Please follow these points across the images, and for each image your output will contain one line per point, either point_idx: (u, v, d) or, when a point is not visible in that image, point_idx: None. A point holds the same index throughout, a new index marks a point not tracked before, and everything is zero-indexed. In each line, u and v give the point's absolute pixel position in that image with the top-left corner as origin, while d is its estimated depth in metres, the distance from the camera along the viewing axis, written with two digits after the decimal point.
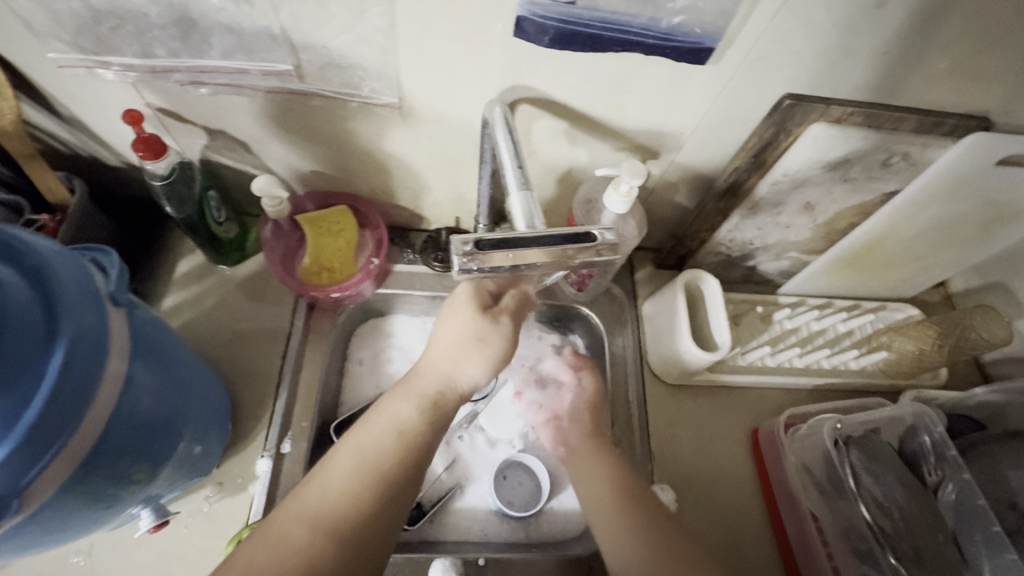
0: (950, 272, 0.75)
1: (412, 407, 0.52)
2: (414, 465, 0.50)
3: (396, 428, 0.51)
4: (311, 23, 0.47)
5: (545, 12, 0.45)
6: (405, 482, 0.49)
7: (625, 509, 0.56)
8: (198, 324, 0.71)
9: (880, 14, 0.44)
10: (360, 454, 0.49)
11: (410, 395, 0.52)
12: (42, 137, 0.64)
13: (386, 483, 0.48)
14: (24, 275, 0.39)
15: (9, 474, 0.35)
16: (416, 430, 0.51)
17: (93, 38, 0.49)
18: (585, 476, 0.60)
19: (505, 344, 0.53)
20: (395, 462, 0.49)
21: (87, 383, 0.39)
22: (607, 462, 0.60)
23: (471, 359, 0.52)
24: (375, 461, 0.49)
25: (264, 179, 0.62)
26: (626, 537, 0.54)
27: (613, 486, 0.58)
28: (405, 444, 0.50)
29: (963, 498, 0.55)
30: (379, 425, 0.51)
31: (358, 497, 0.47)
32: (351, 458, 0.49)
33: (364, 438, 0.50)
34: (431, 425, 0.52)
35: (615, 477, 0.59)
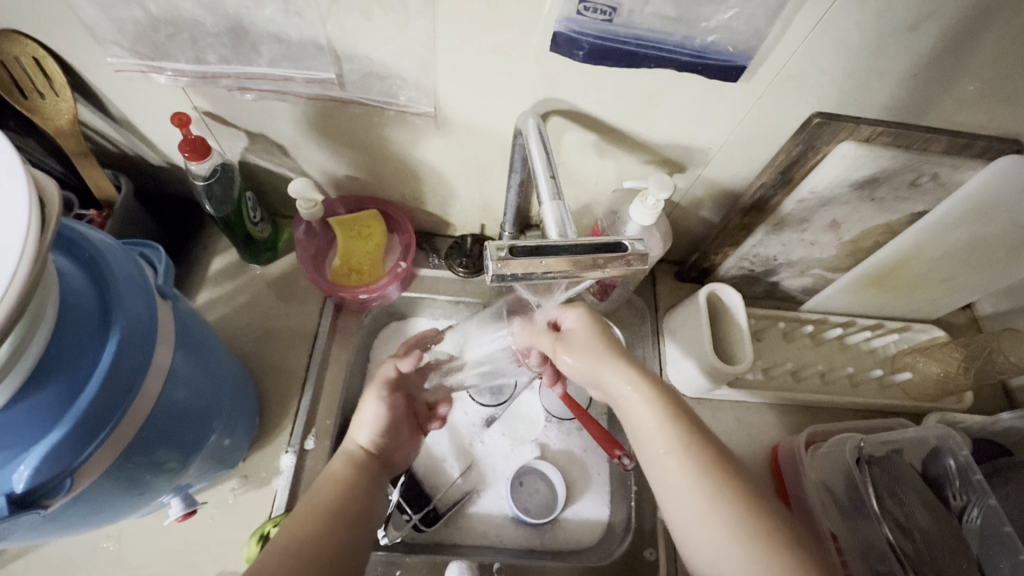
0: (978, 295, 0.74)
1: (338, 462, 0.54)
2: (359, 500, 0.51)
3: (334, 480, 0.52)
4: (356, 34, 0.49)
5: (581, 28, 0.46)
6: (351, 512, 0.50)
7: (678, 444, 0.46)
8: (230, 320, 0.73)
9: (913, 36, 0.44)
10: (309, 505, 0.49)
11: (339, 455, 0.55)
12: (94, 137, 0.67)
13: (338, 516, 0.49)
14: (81, 265, 0.41)
15: (65, 456, 0.38)
16: (347, 476, 0.53)
17: (150, 44, 0.52)
18: (631, 417, 0.49)
19: (381, 404, 0.58)
20: (338, 502, 0.50)
21: (135, 372, 0.41)
22: (645, 390, 0.48)
23: (359, 419, 0.58)
24: (323, 502, 0.49)
25: (300, 181, 0.65)
26: (688, 475, 0.45)
27: (663, 422, 0.47)
28: (344, 484, 0.52)
29: (989, 523, 0.54)
30: (321, 482, 0.52)
31: (320, 537, 0.46)
32: (302, 511, 0.48)
33: (309, 494, 0.51)
34: (361, 469, 0.54)
35: (664, 410, 0.48)
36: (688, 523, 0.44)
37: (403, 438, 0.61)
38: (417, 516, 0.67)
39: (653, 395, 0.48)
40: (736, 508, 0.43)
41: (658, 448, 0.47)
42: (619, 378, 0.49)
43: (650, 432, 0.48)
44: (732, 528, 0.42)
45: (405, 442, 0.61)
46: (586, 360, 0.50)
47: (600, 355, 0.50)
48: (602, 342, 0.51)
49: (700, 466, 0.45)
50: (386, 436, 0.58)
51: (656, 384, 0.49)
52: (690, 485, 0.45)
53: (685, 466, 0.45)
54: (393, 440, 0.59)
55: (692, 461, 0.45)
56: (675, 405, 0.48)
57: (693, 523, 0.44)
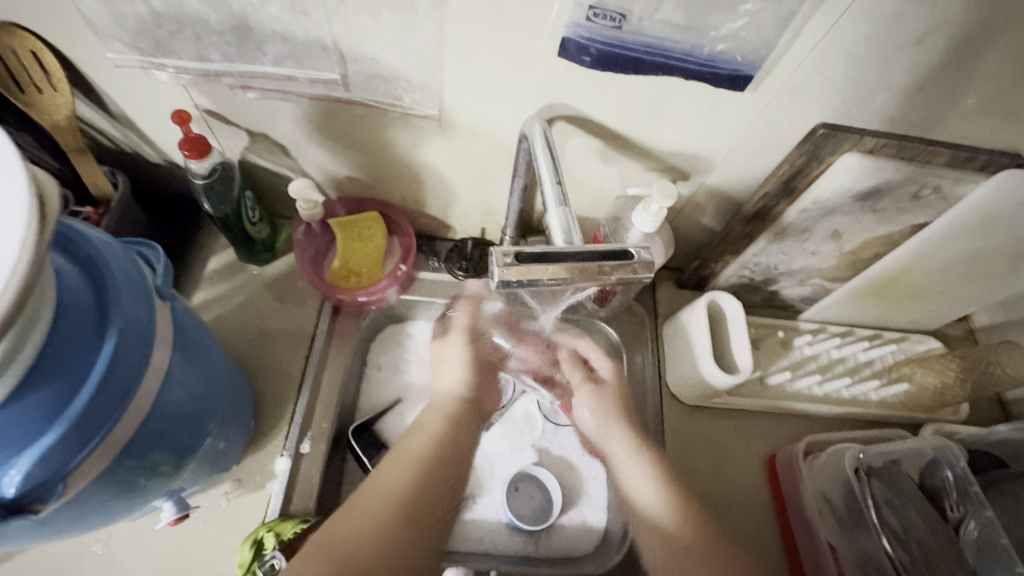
0: (975, 307, 0.75)
1: (435, 414, 0.66)
2: (450, 451, 0.62)
3: (428, 438, 0.62)
4: (362, 35, 0.49)
5: (590, 33, 0.46)
6: (444, 466, 0.60)
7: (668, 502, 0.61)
8: (226, 320, 0.73)
9: (919, 49, 0.45)
10: (402, 453, 0.59)
11: (434, 409, 0.67)
12: (90, 132, 0.66)
13: (428, 466, 0.58)
14: (78, 264, 0.40)
15: (55, 460, 0.37)
16: (440, 431, 0.63)
17: (151, 40, 0.51)
18: (631, 480, 0.64)
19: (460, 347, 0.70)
20: (430, 451, 0.60)
21: (133, 375, 0.40)
22: (650, 470, 0.63)
23: (446, 363, 0.70)
24: (416, 451, 0.60)
25: (301, 181, 0.64)
26: (676, 538, 0.58)
27: (655, 487, 0.62)
28: (438, 438, 0.62)
29: (985, 535, 0.54)
30: (420, 431, 0.63)
31: (413, 488, 0.55)
32: (396, 460, 0.58)
33: (405, 443, 0.61)
34: (455, 424, 0.65)
35: (659, 480, 0.62)
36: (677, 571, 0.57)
37: (489, 383, 0.72)
38: None
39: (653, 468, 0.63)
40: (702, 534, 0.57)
41: (650, 509, 0.61)
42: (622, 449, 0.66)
43: (649, 500, 0.62)
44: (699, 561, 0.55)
45: (491, 387, 0.72)
46: (601, 410, 0.69)
47: (613, 420, 0.68)
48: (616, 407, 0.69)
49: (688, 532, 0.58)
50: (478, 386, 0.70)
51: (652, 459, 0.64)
52: (682, 546, 0.57)
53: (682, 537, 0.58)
54: (482, 386, 0.71)
55: (688, 530, 0.58)
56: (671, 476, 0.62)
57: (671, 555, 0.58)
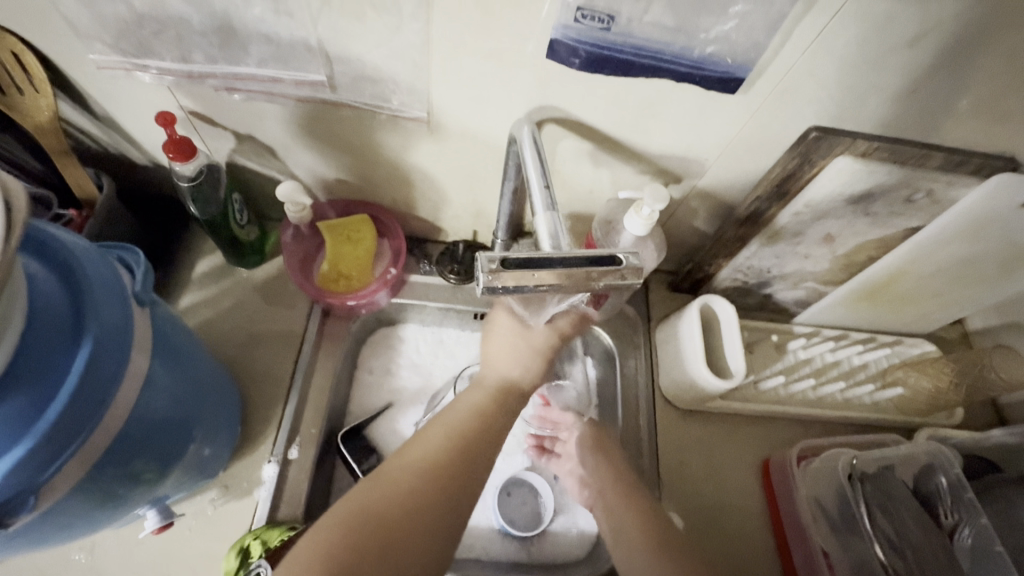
0: (969, 311, 0.74)
1: (483, 394, 0.54)
2: (493, 437, 0.52)
3: (473, 410, 0.53)
4: (347, 36, 0.48)
5: (578, 35, 0.45)
6: (481, 454, 0.50)
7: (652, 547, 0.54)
8: (214, 325, 0.72)
9: (911, 51, 0.44)
10: (445, 424, 0.52)
11: (479, 385, 0.55)
12: (75, 134, 0.65)
13: (467, 445, 0.50)
14: (54, 270, 0.39)
15: (26, 471, 0.36)
16: (487, 408, 0.53)
17: (134, 42, 0.50)
18: (616, 522, 0.58)
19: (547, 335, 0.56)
20: (474, 429, 0.51)
21: (109, 383, 0.39)
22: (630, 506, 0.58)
23: (518, 353, 0.55)
24: (461, 426, 0.51)
25: (289, 184, 0.63)
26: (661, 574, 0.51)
27: (639, 539, 0.55)
28: (483, 415, 0.53)
29: (980, 542, 0.54)
30: (465, 402, 0.54)
31: (448, 467, 0.48)
32: (438, 429, 0.51)
33: (450, 413, 0.53)
34: (501, 403, 0.54)
35: (644, 529, 0.56)
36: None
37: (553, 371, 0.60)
38: None
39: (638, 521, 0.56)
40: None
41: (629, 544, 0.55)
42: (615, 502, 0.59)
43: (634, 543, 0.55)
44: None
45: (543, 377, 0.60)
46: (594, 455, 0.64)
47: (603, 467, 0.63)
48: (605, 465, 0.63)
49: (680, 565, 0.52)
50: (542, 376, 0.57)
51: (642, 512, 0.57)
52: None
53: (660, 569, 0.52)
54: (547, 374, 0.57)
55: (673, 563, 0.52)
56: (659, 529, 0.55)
57: None
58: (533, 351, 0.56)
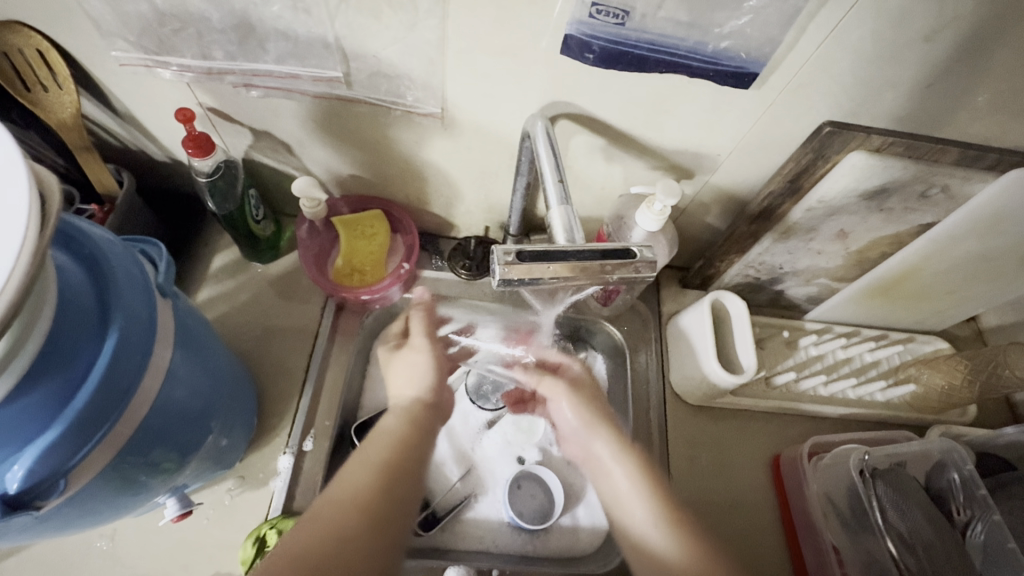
0: (983, 307, 0.74)
1: (394, 415, 0.58)
2: (414, 458, 0.54)
3: (390, 432, 0.56)
4: (364, 33, 0.49)
5: (592, 31, 0.45)
6: (406, 470, 0.52)
7: (649, 497, 0.57)
8: (230, 318, 0.73)
9: (926, 45, 0.44)
10: (364, 457, 0.52)
11: (394, 409, 0.59)
12: (96, 130, 0.67)
13: (389, 468, 0.51)
14: (82, 262, 0.40)
15: (56, 457, 0.37)
16: (404, 429, 0.56)
17: (155, 39, 0.51)
18: (617, 495, 0.58)
19: (423, 351, 0.64)
20: (394, 453, 0.53)
21: (134, 373, 0.40)
22: (630, 472, 0.59)
23: (407, 377, 0.63)
24: (378, 454, 0.53)
25: (304, 179, 0.64)
26: (676, 548, 0.52)
27: (634, 484, 0.58)
28: (400, 441, 0.55)
29: (992, 540, 0.53)
30: (379, 436, 0.55)
31: (373, 490, 0.49)
32: (359, 465, 0.51)
33: (367, 445, 0.54)
34: (417, 420, 0.59)
35: (640, 480, 0.58)
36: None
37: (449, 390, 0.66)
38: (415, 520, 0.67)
39: (635, 469, 0.59)
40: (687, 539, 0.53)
41: (630, 512, 0.56)
42: (601, 447, 0.62)
43: (634, 511, 0.56)
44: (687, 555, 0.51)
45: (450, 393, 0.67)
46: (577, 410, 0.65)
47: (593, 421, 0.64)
48: (593, 411, 0.65)
49: (685, 539, 0.53)
50: (439, 391, 0.63)
51: (639, 461, 0.60)
52: (679, 562, 0.51)
53: (673, 542, 0.53)
54: (440, 389, 0.64)
55: (679, 539, 0.53)
56: (654, 474, 0.59)
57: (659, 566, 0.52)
58: (427, 368, 0.63)
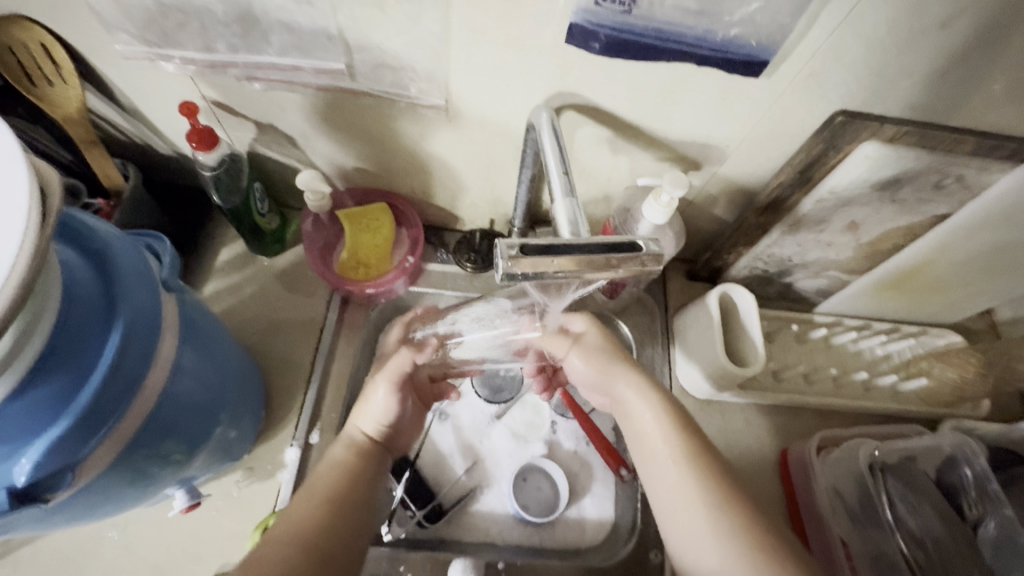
0: (998, 300, 0.72)
1: (341, 447, 0.55)
2: (362, 486, 0.53)
3: (334, 465, 0.54)
4: (366, 24, 0.48)
5: (598, 19, 0.45)
6: (352, 503, 0.51)
7: (684, 455, 0.50)
8: (237, 312, 0.73)
9: (944, 32, 0.43)
10: (307, 494, 0.51)
11: (341, 441, 0.56)
12: (101, 124, 0.67)
13: (334, 500, 0.50)
14: (88, 257, 0.41)
15: (65, 450, 0.37)
16: (350, 462, 0.54)
17: (158, 32, 0.51)
18: (638, 426, 0.53)
19: (388, 399, 0.58)
20: (340, 484, 0.52)
21: (139, 365, 0.41)
22: (653, 402, 0.53)
23: (367, 413, 0.58)
24: (324, 488, 0.51)
25: (308, 173, 0.64)
26: (692, 486, 0.48)
27: (670, 435, 0.51)
28: (346, 472, 0.53)
29: (1005, 535, 0.53)
30: (323, 469, 0.53)
31: (316, 524, 0.48)
32: (301, 499, 0.50)
33: (312, 480, 0.52)
34: (363, 455, 0.55)
35: (671, 421, 0.52)
36: (679, 524, 0.48)
37: (408, 424, 0.62)
38: (422, 513, 0.67)
39: (662, 404, 0.53)
40: (740, 521, 0.46)
41: (662, 471, 0.50)
42: (629, 387, 0.54)
43: (654, 444, 0.52)
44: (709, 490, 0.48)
45: (411, 428, 0.63)
46: (594, 366, 0.57)
47: (612, 365, 0.56)
48: (614, 351, 0.57)
49: (701, 478, 0.48)
50: (391, 428, 0.59)
51: (664, 396, 0.54)
52: (695, 496, 0.48)
53: (688, 480, 0.49)
54: (398, 424, 0.60)
55: (692, 472, 0.49)
56: (681, 416, 0.53)
57: (705, 542, 0.46)
58: (386, 411, 0.58)
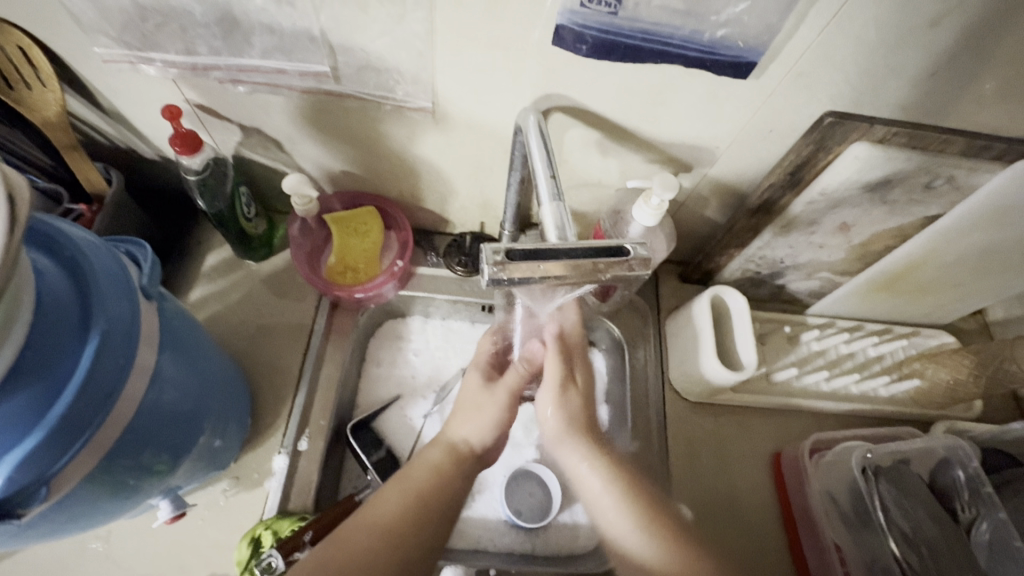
0: (989, 301, 0.72)
1: (438, 449, 0.55)
2: (453, 493, 0.52)
3: (430, 466, 0.53)
4: (350, 26, 0.47)
5: (585, 21, 0.44)
6: (439, 507, 0.50)
7: (639, 522, 0.49)
8: (223, 318, 0.72)
9: (932, 33, 0.42)
10: (401, 486, 0.51)
11: (439, 442, 0.56)
12: (83, 128, 0.66)
13: (424, 504, 0.50)
14: (62, 265, 0.40)
15: (38, 464, 0.37)
16: (448, 466, 0.53)
17: (138, 34, 0.50)
18: (590, 496, 0.53)
19: (499, 410, 0.58)
20: (431, 487, 0.51)
21: (116, 376, 0.40)
22: (603, 472, 0.53)
23: (467, 419, 0.57)
24: (414, 489, 0.51)
25: (295, 177, 0.63)
26: (651, 548, 0.48)
27: (622, 502, 0.51)
28: (441, 474, 0.52)
29: (997, 538, 0.53)
30: (418, 466, 0.53)
31: (407, 522, 0.48)
32: (392, 491, 0.50)
33: (404, 474, 0.52)
34: (458, 463, 0.54)
35: (620, 489, 0.52)
36: None
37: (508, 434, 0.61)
38: None
39: (611, 472, 0.53)
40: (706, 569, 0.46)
41: (619, 541, 0.50)
42: (578, 456, 0.55)
43: (608, 513, 0.51)
44: (657, 552, 0.47)
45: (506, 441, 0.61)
46: (564, 410, 0.56)
47: (577, 418, 0.56)
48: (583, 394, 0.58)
49: (659, 542, 0.48)
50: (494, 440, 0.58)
51: (611, 462, 0.54)
52: (656, 558, 0.47)
53: (648, 543, 0.48)
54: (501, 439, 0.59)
55: (651, 539, 0.48)
56: (632, 482, 0.53)
57: None
58: (495, 421, 0.57)
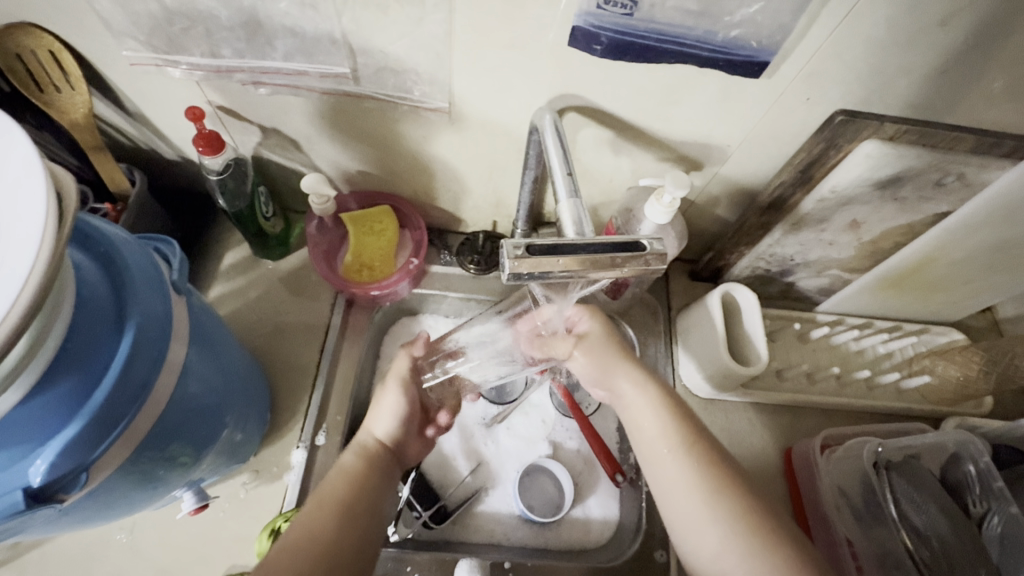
0: (1000, 297, 0.72)
1: (351, 454, 0.55)
2: (372, 496, 0.52)
3: (343, 474, 0.53)
4: (370, 28, 0.49)
5: (600, 22, 0.45)
6: (361, 511, 0.50)
7: (681, 446, 0.51)
8: (241, 315, 0.74)
9: (942, 32, 0.43)
10: (318, 502, 0.50)
11: (349, 446, 0.56)
12: (108, 130, 0.67)
13: (347, 512, 0.49)
14: (98, 262, 0.41)
15: (78, 452, 0.38)
16: (360, 471, 0.53)
17: (165, 38, 0.52)
18: (636, 422, 0.55)
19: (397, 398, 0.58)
20: (348, 494, 0.51)
21: (151, 367, 0.41)
22: (651, 398, 0.54)
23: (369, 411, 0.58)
24: (332, 498, 0.50)
25: (313, 176, 0.64)
26: (689, 470, 0.50)
27: (668, 425, 0.53)
28: (356, 479, 0.52)
29: (1010, 532, 0.53)
30: (332, 476, 0.53)
31: (335, 531, 0.48)
32: (313, 507, 0.49)
33: (320, 489, 0.52)
34: (374, 463, 0.54)
35: (669, 416, 0.53)
36: (684, 519, 0.49)
37: (415, 429, 0.60)
38: (427, 514, 0.67)
39: (659, 397, 0.54)
40: (736, 503, 0.48)
41: (661, 465, 0.52)
42: (630, 381, 0.56)
43: (652, 437, 0.53)
44: (694, 468, 0.50)
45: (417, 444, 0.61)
46: (601, 360, 0.57)
47: (615, 360, 0.57)
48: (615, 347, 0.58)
49: (698, 464, 0.50)
50: (402, 431, 0.57)
51: (661, 389, 0.55)
52: (692, 481, 0.49)
53: (687, 466, 0.50)
54: (405, 430, 0.58)
55: (692, 463, 0.50)
56: (679, 408, 0.54)
57: (701, 526, 0.48)
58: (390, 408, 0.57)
